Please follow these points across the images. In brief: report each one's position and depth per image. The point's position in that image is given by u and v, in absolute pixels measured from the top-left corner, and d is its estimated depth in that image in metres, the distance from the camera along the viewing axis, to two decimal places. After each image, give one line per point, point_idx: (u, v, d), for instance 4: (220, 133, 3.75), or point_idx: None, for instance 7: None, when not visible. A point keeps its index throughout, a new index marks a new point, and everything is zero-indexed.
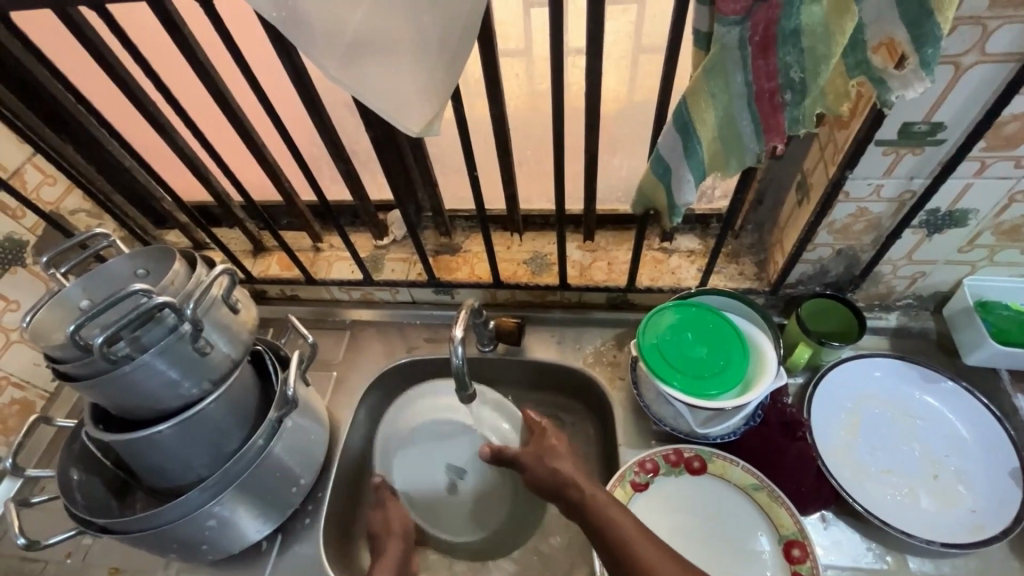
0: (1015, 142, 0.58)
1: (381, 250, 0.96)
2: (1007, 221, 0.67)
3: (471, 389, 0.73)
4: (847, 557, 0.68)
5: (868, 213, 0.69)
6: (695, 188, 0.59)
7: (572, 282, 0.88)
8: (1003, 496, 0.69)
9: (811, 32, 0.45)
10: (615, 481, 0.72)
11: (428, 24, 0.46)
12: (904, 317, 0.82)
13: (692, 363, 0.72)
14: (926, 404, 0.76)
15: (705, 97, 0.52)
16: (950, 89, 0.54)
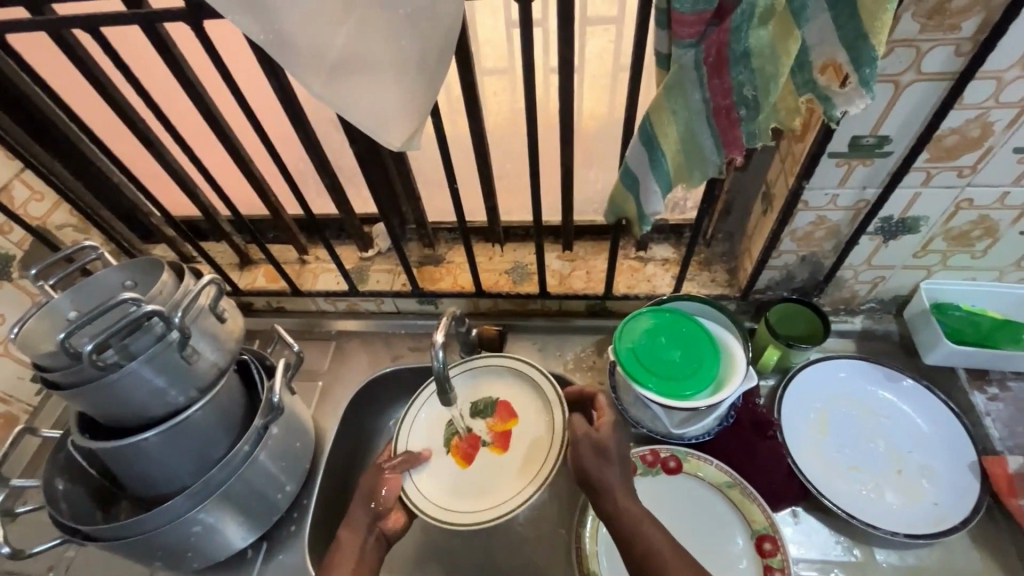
0: (956, 153, 0.63)
1: (366, 262, 0.98)
2: (955, 227, 0.72)
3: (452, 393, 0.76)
4: (818, 551, 0.71)
5: (828, 221, 0.73)
6: (662, 198, 0.62)
7: (552, 290, 0.91)
8: (963, 488, 0.72)
9: (759, 53, 0.49)
10: None
11: (407, 44, 0.49)
12: (868, 321, 0.86)
13: (667, 366, 0.75)
14: (891, 402, 0.79)
15: (667, 114, 0.56)
16: (892, 105, 0.58)
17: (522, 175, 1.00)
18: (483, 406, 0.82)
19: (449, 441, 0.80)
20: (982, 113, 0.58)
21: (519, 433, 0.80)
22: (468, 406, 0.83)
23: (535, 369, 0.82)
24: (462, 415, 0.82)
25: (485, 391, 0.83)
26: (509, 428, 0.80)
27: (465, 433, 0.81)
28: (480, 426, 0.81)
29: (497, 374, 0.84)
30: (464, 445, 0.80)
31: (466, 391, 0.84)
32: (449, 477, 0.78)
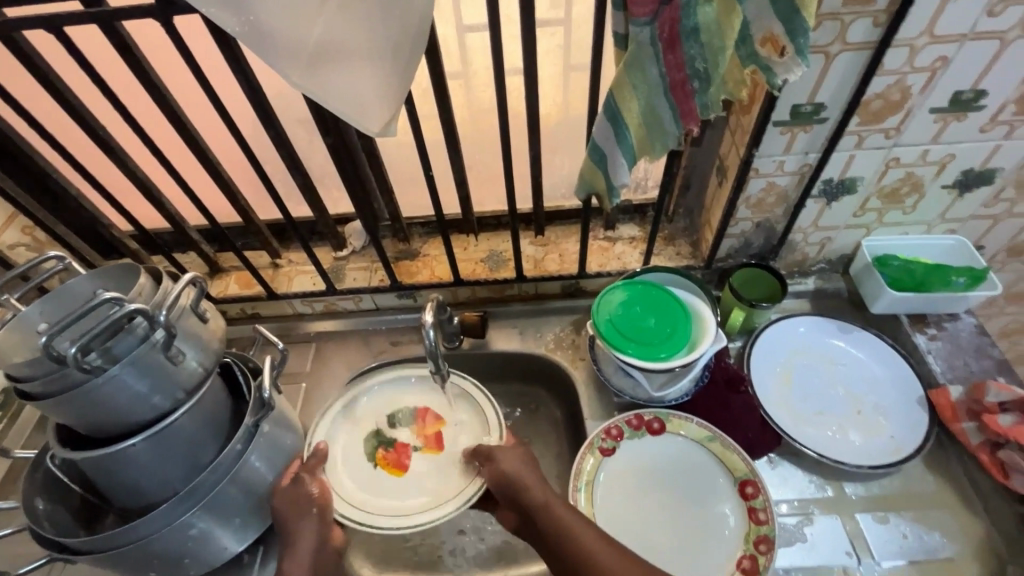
0: (882, 116, 0.70)
1: (342, 261, 0.99)
2: (887, 185, 0.80)
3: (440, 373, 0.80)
4: (795, 492, 0.76)
5: (777, 187, 0.79)
6: (628, 170, 0.67)
7: (528, 274, 0.95)
8: (915, 421, 0.79)
9: (708, 29, 0.54)
10: (584, 450, 0.78)
11: (381, 31, 0.52)
12: (820, 281, 0.94)
13: (643, 333, 0.79)
14: (846, 352, 0.86)
15: (628, 90, 0.60)
16: (824, 73, 0.65)
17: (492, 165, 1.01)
18: (402, 415, 0.86)
19: (372, 458, 0.82)
20: (900, 77, 0.66)
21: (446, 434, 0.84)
22: (386, 419, 0.85)
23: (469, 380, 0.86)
24: (382, 428, 0.85)
25: (400, 401, 0.86)
26: (437, 429, 0.84)
27: (389, 444, 0.83)
28: (406, 435, 0.84)
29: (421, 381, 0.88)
30: (392, 455, 0.83)
31: (383, 402, 0.87)
32: (381, 488, 0.80)
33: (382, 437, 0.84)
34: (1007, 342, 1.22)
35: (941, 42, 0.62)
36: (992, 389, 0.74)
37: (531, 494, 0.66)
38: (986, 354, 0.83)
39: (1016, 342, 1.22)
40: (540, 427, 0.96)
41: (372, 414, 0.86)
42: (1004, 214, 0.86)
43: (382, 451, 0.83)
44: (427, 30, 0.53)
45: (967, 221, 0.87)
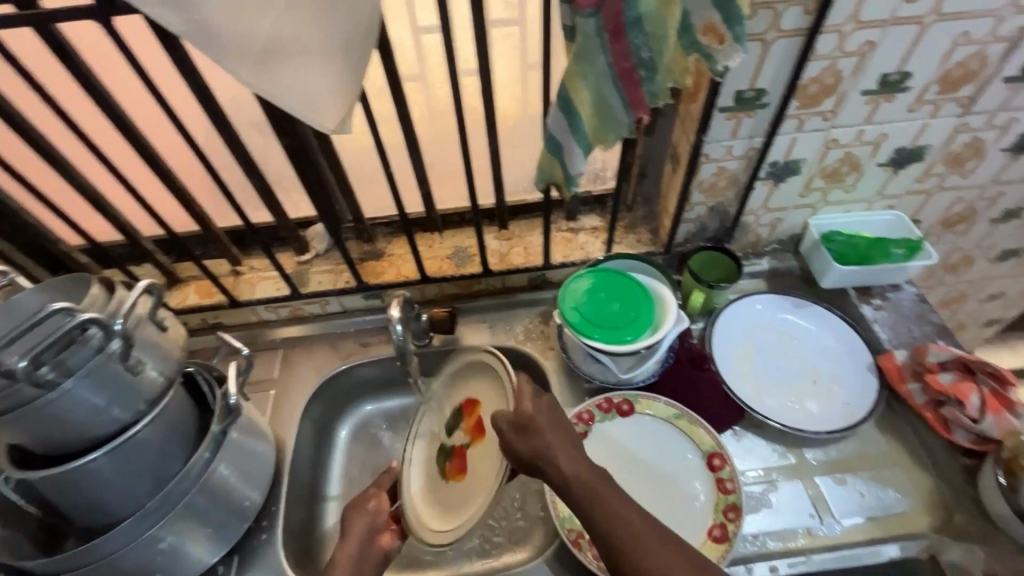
0: (819, 100, 0.74)
1: (305, 265, 0.98)
2: (828, 165, 0.85)
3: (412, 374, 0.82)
4: (760, 462, 0.80)
5: (727, 171, 0.83)
6: (584, 158, 0.69)
7: (494, 268, 0.96)
8: (866, 385, 0.84)
9: (650, 19, 0.57)
10: None
11: (331, 27, 0.52)
12: (774, 260, 0.99)
13: (608, 318, 0.82)
14: (800, 325, 0.91)
15: (579, 81, 0.62)
16: (763, 60, 0.68)
17: (451, 156, 0.98)
18: (454, 416, 0.83)
19: (443, 471, 0.80)
20: (832, 62, 0.70)
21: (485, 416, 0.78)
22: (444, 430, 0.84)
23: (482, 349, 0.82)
24: (443, 439, 0.82)
25: (448, 405, 0.85)
26: (477, 416, 0.80)
27: (450, 453, 0.81)
28: (460, 438, 0.81)
29: (454, 376, 0.85)
30: (455, 462, 0.79)
31: (439, 412, 0.85)
32: (456, 500, 0.76)
33: (444, 449, 0.82)
34: (946, 309, 1.31)
35: (867, 27, 0.67)
36: (933, 350, 0.79)
37: (551, 463, 0.64)
38: (926, 319, 0.88)
39: (954, 308, 1.31)
40: None
41: (433, 429, 0.85)
42: (935, 187, 0.92)
43: (449, 463, 0.80)
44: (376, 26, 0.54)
45: (903, 197, 0.93)
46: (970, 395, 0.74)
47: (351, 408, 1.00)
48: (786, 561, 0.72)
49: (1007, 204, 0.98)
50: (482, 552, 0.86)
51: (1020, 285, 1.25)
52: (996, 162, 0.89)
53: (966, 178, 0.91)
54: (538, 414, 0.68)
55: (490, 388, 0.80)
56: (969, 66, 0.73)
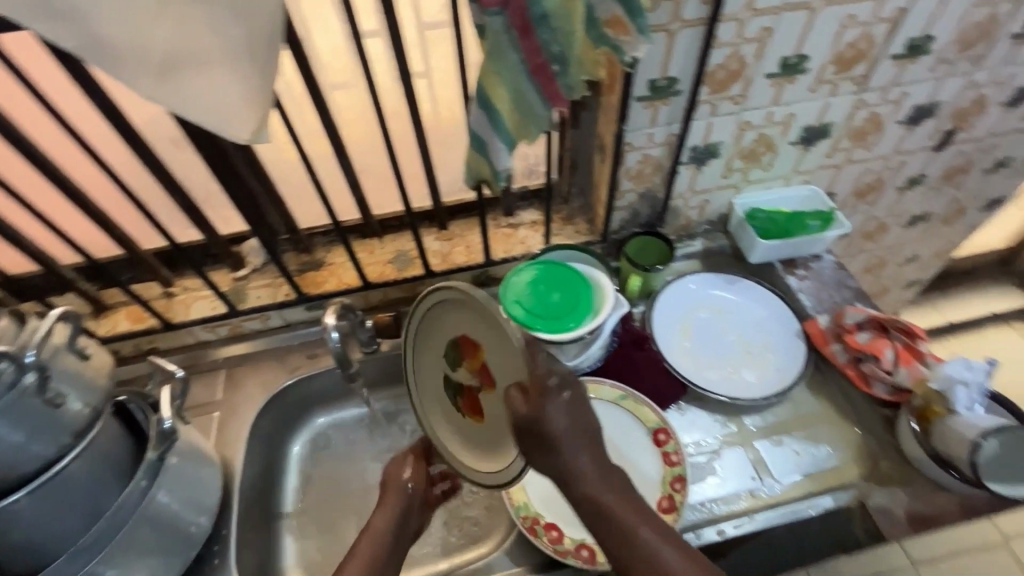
0: (727, 85, 0.78)
1: (242, 281, 0.96)
2: (745, 146, 0.89)
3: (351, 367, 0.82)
4: (704, 433, 0.84)
5: (651, 157, 0.86)
6: (509, 154, 0.70)
7: (436, 269, 0.97)
8: (796, 351, 0.89)
9: (556, 14, 0.59)
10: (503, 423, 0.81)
11: (233, 29, 0.48)
12: (706, 240, 1.04)
13: (548, 308, 0.83)
14: (732, 300, 0.95)
15: (495, 78, 0.63)
16: (671, 49, 0.71)
17: (376, 161, 0.97)
18: (457, 350, 0.70)
19: (455, 401, 0.73)
20: (735, 48, 0.74)
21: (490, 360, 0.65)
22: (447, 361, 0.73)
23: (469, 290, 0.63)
24: (449, 372, 0.72)
25: (447, 336, 0.71)
26: (482, 359, 0.66)
27: (459, 389, 0.71)
28: (465, 376, 0.70)
29: (447, 311, 0.70)
30: (470, 398, 0.70)
31: (439, 341, 0.73)
32: (475, 436, 0.71)
33: (450, 384, 0.72)
34: (870, 275, 1.41)
35: (763, 14, 0.71)
36: (850, 312, 0.84)
37: (569, 471, 0.61)
38: (845, 285, 0.94)
39: (877, 273, 1.41)
40: None
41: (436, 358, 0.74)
42: (844, 161, 0.98)
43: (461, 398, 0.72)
44: (281, 19, 0.49)
45: (817, 172, 0.99)
46: (884, 350, 0.80)
47: (304, 423, 0.98)
48: (733, 524, 0.75)
49: (910, 172, 1.06)
50: (445, 551, 0.86)
51: (932, 248, 1.36)
52: (895, 134, 0.96)
53: (871, 151, 0.98)
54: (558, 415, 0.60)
55: (491, 331, 0.63)
56: (859, 47, 0.79)
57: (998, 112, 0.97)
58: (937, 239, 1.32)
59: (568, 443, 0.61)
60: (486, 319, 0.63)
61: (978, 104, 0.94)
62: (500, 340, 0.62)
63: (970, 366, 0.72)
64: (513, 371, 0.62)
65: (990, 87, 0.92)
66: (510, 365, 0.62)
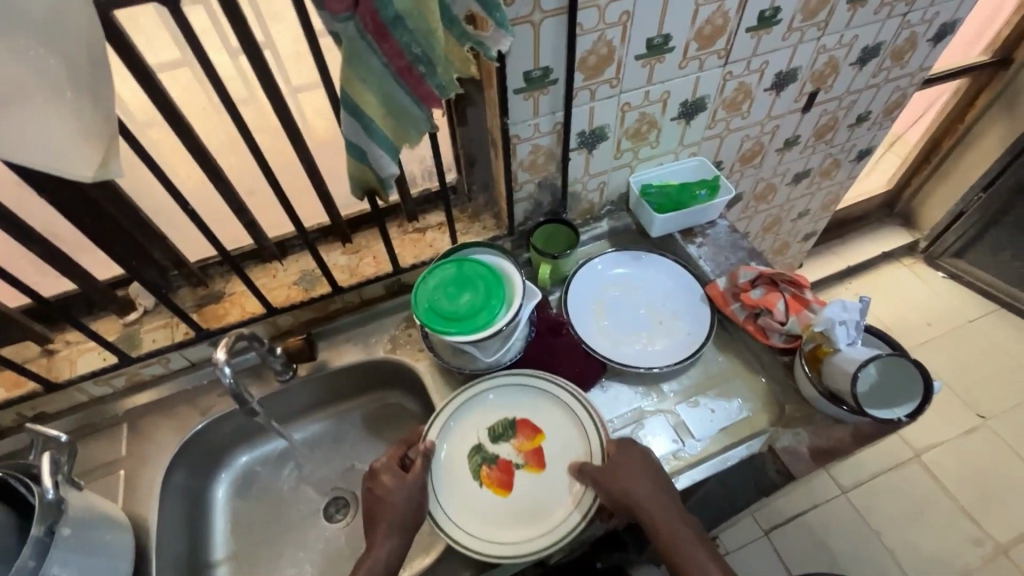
0: (600, 69, 0.81)
1: (133, 326, 0.90)
2: (629, 127, 0.93)
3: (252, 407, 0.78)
4: (626, 406, 0.87)
5: (542, 147, 0.88)
6: (393, 160, 0.69)
7: (345, 284, 0.94)
8: (702, 313, 0.93)
9: (410, 15, 0.58)
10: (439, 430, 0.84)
11: (43, 60, 0.42)
12: (610, 221, 1.08)
13: (461, 310, 0.83)
14: (640, 274, 0.99)
15: (360, 85, 0.61)
16: (537, 39, 0.72)
17: (257, 190, 0.98)
18: (506, 432, 0.85)
19: (475, 473, 0.82)
20: (600, 34, 0.76)
21: (548, 444, 0.83)
22: (486, 434, 0.85)
23: (561, 385, 0.85)
24: (484, 446, 0.84)
25: (499, 413, 0.86)
26: (538, 443, 0.84)
27: (492, 460, 0.83)
28: (508, 452, 0.83)
29: (510, 396, 0.86)
30: (496, 475, 0.82)
31: (486, 418, 0.85)
32: (489, 507, 0.80)
33: (484, 453, 0.83)
34: (770, 233, 1.51)
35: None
36: (743, 271, 0.90)
37: (639, 497, 0.73)
38: (739, 246, 1.00)
39: (776, 230, 1.51)
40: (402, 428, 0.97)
41: (473, 429, 0.85)
42: (725, 130, 1.04)
43: (486, 469, 0.82)
44: (102, 39, 0.44)
45: (702, 143, 1.04)
46: (776, 302, 0.85)
47: (230, 462, 0.94)
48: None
49: (785, 134, 1.14)
50: None
51: (819, 201, 1.47)
52: (764, 101, 1.02)
53: (746, 118, 1.04)
54: (630, 462, 0.75)
55: (564, 421, 0.84)
56: (715, 23, 0.83)
57: (850, 71, 1.06)
58: (821, 192, 1.43)
59: (640, 476, 0.74)
60: (566, 405, 0.84)
61: (831, 66, 1.02)
62: (572, 430, 0.83)
63: (845, 307, 0.78)
64: (572, 457, 0.82)
65: (839, 49, 1.00)
66: (574, 447, 0.82)
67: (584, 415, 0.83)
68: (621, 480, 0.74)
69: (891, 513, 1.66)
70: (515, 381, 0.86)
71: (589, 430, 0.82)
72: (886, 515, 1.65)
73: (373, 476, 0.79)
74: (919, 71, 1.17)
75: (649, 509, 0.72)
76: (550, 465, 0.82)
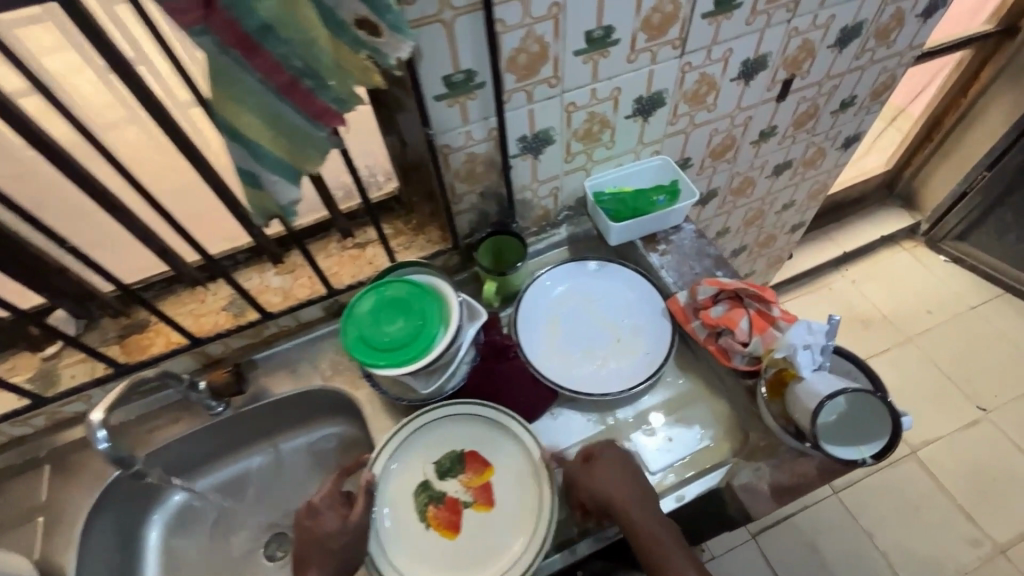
0: (534, 69, 0.72)
1: (52, 361, 0.84)
2: (578, 128, 0.84)
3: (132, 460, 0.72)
4: (576, 436, 0.80)
5: (478, 155, 0.80)
6: (293, 184, 0.62)
7: (276, 309, 0.88)
8: (663, 330, 0.86)
9: (281, 23, 0.50)
10: (381, 464, 0.75)
11: None
12: (567, 228, 1.00)
13: (392, 340, 0.76)
14: (598, 287, 0.91)
15: (236, 107, 0.54)
16: (453, 40, 0.64)
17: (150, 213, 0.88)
18: (455, 464, 0.76)
19: (420, 513, 0.73)
20: (528, 30, 0.67)
21: (498, 479, 0.75)
22: (432, 469, 0.76)
23: (507, 412, 0.76)
24: (430, 482, 0.75)
25: (448, 444, 0.78)
26: (487, 478, 0.75)
27: (439, 498, 0.74)
28: (456, 488, 0.75)
29: (456, 426, 0.78)
30: (444, 513, 0.73)
31: (430, 452, 0.77)
32: (437, 553, 0.71)
33: (430, 491, 0.75)
34: (753, 226, 1.42)
35: None
36: (703, 286, 0.82)
37: (621, 500, 0.67)
38: (705, 254, 0.92)
39: (759, 223, 1.42)
40: (347, 458, 0.91)
41: (417, 465, 0.77)
42: (689, 125, 0.95)
43: (432, 509, 0.74)
44: None
45: (665, 140, 0.95)
46: (738, 321, 0.77)
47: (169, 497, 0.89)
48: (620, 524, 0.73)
49: (759, 125, 1.05)
50: None
51: (805, 191, 1.38)
52: (731, 92, 0.93)
53: (713, 111, 0.95)
54: (613, 465, 0.71)
55: (513, 451, 0.76)
56: (665, 10, 0.73)
57: (829, 54, 0.96)
58: (806, 182, 1.34)
59: (623, 477, 0.69)
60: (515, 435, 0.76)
61: (806, 50, 0.93)
62: (522, 461, 0.75)
63: (810, 328, 0.70)
64: (523, 492, 0.73)
65: (813, 32, 0.90)
66: (526, 482, 0.74)
67: (533, 445, 0.74)
68: (600, 483, 0.69)
69: (884, 514, 1.60)
70: (457, 411, 0.78)
71: (541, 460, 0.73)
72: (879, 516, 1.59)
73: (311, 515, 0.70)
74: (908, 50, 1.06)
75: (632, 512, 0.67)
76: (501, 503, 0.73)
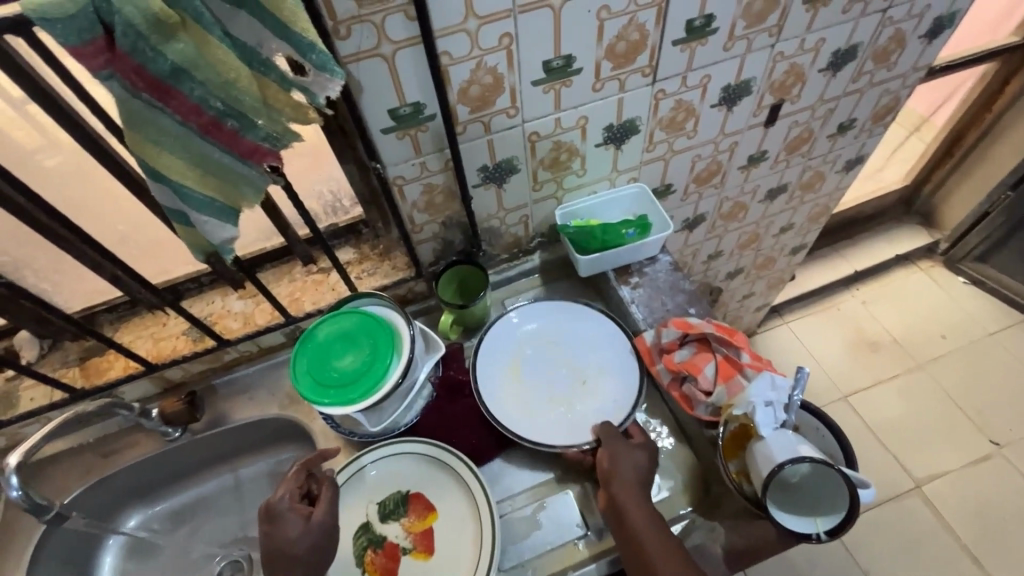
0: (489, 99, 0.69)
1: (14, 383, 0.85)
2: (543, 157, 0.81)
3: (53, 509, 0.72)
4: (530, 481, 0.77)
5: (436, 185, 0.77)
6: (228, 223, 0.59)
7: (235, 334, 0.87)
8: (630, 372, 0.80)
9: (194, 66, 0.47)
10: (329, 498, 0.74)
11: None
12: (539, 256, 0.96)
13: (340, 377, 0.73)
14: (563, 327, 0.86)
15: (155, 149, 0.52)
16: (396, 74, 0.61)
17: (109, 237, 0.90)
18: (398, 505, 0.74)
19: (359, 556, 0.71)
20: (478, 61, 0.64)
21: (441, 524, 0.72)
22: (375, 510, 0.74)
23: (453, 454, 0.74)
24: (371, 524, 0.73)
25: (392, 485, 0.76)
26: (430, 523, 0.73)
27: (379, 542, 0.72)
28: (397, 530, 0.73)
29: (402, 466, 0.76)
30: (382, 558, 0.71)
31: (374, 492, 0.75)
32: None
33: (371, 534, 0.72)
34: (750, 248, 1.36)
35: (494, 20, 0.60)
36: (669, 328, 0.78)
37: (622, 481, 0.67)
38: (679, 288, 0.88)
39: (755, 246, 1.36)
40: None
41: (359, 506, 0.74)
42: (668, 152, 0.90)
43: (371, 553, 0.71)
44: None
45: (642, 167, 0.91)
46: (703, 368, 0.74)
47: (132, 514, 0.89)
48: (594, 565, 0.70)
49: (747, 150, 0.99)
50: None
51: (804, 214, 1.31)
52: (713, 118, 0.88)
53: (693, 138, 0.90)
54: (633, 451, 0.70)
55: (458, 495, 0.73)
56: (630, 38, 0.69)
57: (820, 78, 0.90)
58: (805, 205, 1.27)
59: (631, 463, 0.69)
60: (461, 478, 0.73)
61: (795, 74, 0.87)
62: (466, 507, 0.72)
63: (773, 384, 0.67)
64: (463, 540, 0.71)
65: (802, 56, 0.84)
66: (468, 530, 0.71)
67: (477, 490, 0.72)
68: (610, 458, 0.69)
69: (884, 551, 1.52)
70: (406, 449, 0.76)
71: (485, 508, 0.70)
72: (878, 554, 1.52)
73: (271, 519, 0.64)
74: (912, 71, 0.99)
75: (629, 497, 0.66)
76: (441, 551, 0.71)
